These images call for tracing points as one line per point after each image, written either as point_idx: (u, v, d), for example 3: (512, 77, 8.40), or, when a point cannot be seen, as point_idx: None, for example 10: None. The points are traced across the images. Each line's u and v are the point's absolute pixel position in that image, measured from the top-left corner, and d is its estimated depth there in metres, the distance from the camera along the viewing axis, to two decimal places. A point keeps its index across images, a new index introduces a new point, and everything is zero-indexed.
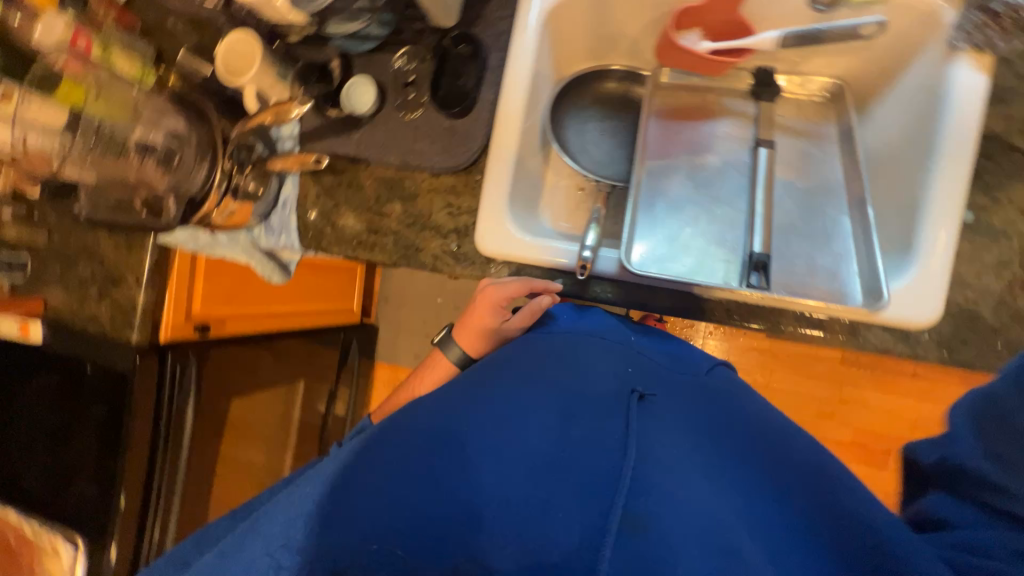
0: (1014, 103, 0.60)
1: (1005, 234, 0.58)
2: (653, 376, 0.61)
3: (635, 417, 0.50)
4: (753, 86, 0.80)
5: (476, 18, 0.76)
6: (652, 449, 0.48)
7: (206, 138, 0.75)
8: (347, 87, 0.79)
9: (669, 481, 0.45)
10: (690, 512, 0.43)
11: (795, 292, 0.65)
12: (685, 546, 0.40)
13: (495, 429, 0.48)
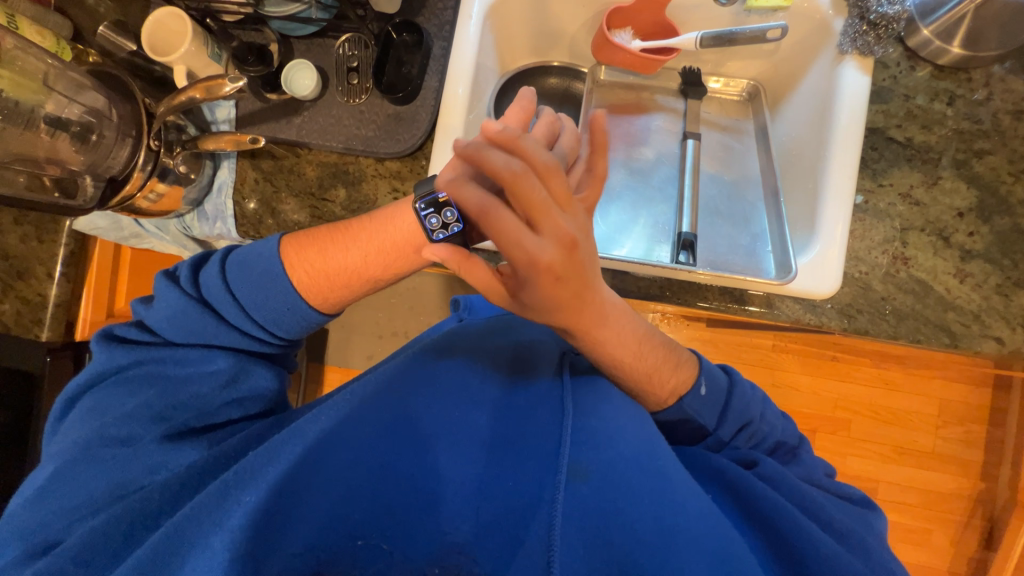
0: (895, 100, 0.68)
1: (888, 215, 0.67)
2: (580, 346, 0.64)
3: (569, 384, 0.55)
4: (683, 84, 0.87)
5: (419, 8, 0.78)
6: (589, 407, 0.52)
7: (131, 115, 0.71)
8: (287, 69, 0.77)
9: (606, 427, 0.50)
10: (626, 446, 0.48)
11: (718, 268, 0.71)
12: (626, 476, 0.46)
13: (443, 410, 0.51)
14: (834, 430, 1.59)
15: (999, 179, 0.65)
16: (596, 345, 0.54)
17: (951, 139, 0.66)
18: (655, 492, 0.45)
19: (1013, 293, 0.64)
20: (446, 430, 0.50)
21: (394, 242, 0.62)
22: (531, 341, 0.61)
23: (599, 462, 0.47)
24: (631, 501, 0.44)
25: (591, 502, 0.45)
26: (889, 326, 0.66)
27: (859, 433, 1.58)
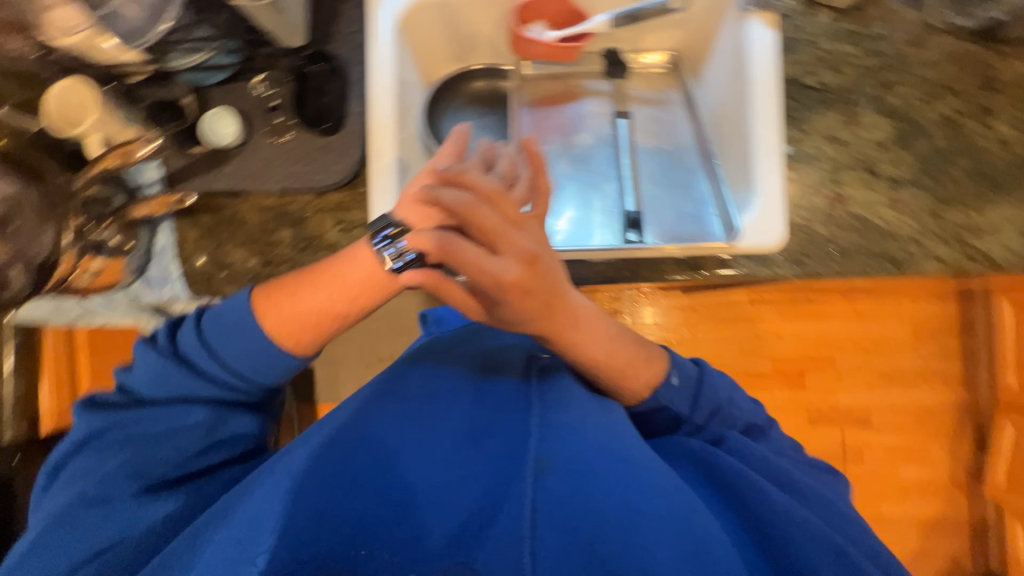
0: (803, 47, 0.70)
1: (817, 158, 0.69)
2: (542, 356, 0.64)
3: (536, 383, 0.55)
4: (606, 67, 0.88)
5: (329, 35, 0.77)
6: (557, 402, 0.53)
7: (46, 196, 0.68)
8: (204, 118, 0.76)
9: (573, 419, 0.51)
10: (593, 435, 0.49)
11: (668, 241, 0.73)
12: (593, 461, 0.46)
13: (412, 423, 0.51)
14: (821, 369, 1.64)
15: (911, 106, 0.68)
16: (569, 348, 0.54)
17: (861, 76, 0.69)
18: (627, 480, 0.45)
19: (945, 213, 0.67)
20: (419, 447, 0.49)
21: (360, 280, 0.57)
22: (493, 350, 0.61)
23: (565, 454, 0.47)
24: (599, 489, 0.45)
25: (561, 491, 0.45)
26: (837, 265, 0.68)
27: (844, 367, 1.64)
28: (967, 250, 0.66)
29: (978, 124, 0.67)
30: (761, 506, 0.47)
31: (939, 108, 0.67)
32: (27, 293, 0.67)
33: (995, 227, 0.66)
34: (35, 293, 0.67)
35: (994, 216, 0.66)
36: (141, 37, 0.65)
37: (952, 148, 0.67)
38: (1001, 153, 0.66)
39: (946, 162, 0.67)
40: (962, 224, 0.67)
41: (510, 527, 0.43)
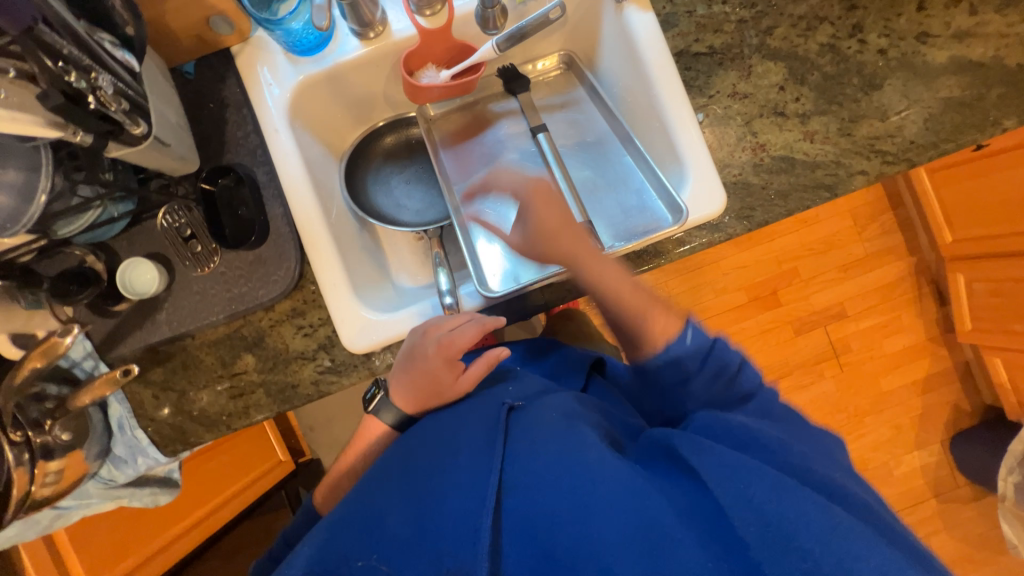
0: (682, 19, 0.72)
1: (729, 117, 0.72)
2: (528, 389, 0.67)
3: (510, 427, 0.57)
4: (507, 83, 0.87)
5: (220, 145, 0.71)
6: (526, 438, 0.53)
7: None
8: (120, 272, 0.68)
9: (529, 444, 0.52)
10: (546, 449, 0.50)
11: (623, 237, 0.75)
12: (542, 473, 0.48)
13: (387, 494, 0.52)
14: (789, 282, 1.73)
15: (794, 44, 0.71)
16: (592, 278, 0.64)
17: (742, 29, 0.72)
18: (571, 463, 0.48)
19: (855, 130, 0.71)
20: (400, 485, 0.53)
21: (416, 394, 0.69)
22: (478, 398, 0.66)
23: (522, 477, 0.49)
24: (551, 497, 0.47)
25: (521, 510, 0.47)
26: (779, 208, 0.71)
27: (808, 273, 1.74)
28: (883, 157, 0.71)
29: (856, 42, 0.71)
30: (726, 462, 0.44)
31: (818, 38, 0.71)
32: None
33: (900, 129, 0.71)
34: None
35: (896, 118, 0.71)
36: (26, 217, 0.56)
37: (841, 70, 0.71)
38: (883, 62, 0.71)
39: (840, 85, 0.71)
40: (872, 135, 0.71)
41: (464, 532, 0.46)
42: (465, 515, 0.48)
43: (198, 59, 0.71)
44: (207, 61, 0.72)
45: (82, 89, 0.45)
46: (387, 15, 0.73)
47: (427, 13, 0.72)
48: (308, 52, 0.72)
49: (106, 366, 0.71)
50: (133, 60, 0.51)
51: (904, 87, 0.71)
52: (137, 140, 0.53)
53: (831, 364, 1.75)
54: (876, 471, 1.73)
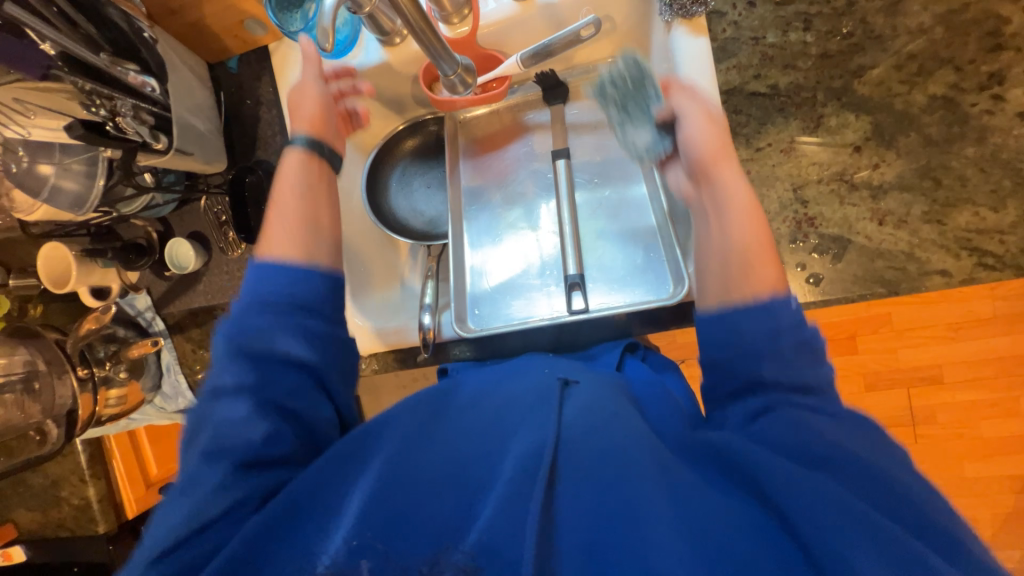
0: (742, 49, 0.59)
1: (776, 178, 0.59)
2: (577, 367, 0.55)
3: (563, 404, 0.45)
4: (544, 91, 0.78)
5: (253, 141, 0.76)
6: (582, 428, 0.42)
7: (52, 354, 0.77)
8: (167, 248, 0.78)
9: (592, 440, 0.41)
10: (613, 447, 0.40)
11: (618, 292, 0.70)
12: (601, 473, 0.39)
13: (409, 446, 0.44)
14: (875, 329, 1.36)
15: (891, 92, 0.55)
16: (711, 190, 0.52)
17: (822, 67, 0.57)
18: (640, 477, 0.38)
19: (946, 217, 0.55)
20: (420, 433, 0.45)
21: (289, 278, 0.51)
22: (523, 368, 0.53)
23: (584, 465, 0.40)
24: (621, 506, 0.37)
25: (583, 511, 0.38)
26: (813, 297, 0.58)
27: (905, 323, 1.34)
28: (980, 258, 0.54)
29: (986, 97, 0.53)
30: (796, 503, 0.34)
31: (929, 87, 0.55)
32: (63, 437, 0.80)
33: (1018, 226, 0.53)
34: (71, 436, 0.80)
35: (1016, 210, 0.53)
36: (84, 204, 0.65)
37: (952, 134, 0.54)
38: (1022, 129, 0.53)
39: (945, 154, 0.55)
40: (971, 227, 0.55)
41: (508, 524, 0.37)
42: (500, 507, 0.38)
43: (240, 55, 0.75)
44: (247, 57, 0.75)
45: (101, 117, 0.53)
46: None
47: (453, 21, 0.66)
48: (336, 55, 0.71)
49: (160, 321, 0.84)
50: (154, 83, 0.57)
51: None
52: (162, 154, 0.59)
53: (901, 433, 1.40)
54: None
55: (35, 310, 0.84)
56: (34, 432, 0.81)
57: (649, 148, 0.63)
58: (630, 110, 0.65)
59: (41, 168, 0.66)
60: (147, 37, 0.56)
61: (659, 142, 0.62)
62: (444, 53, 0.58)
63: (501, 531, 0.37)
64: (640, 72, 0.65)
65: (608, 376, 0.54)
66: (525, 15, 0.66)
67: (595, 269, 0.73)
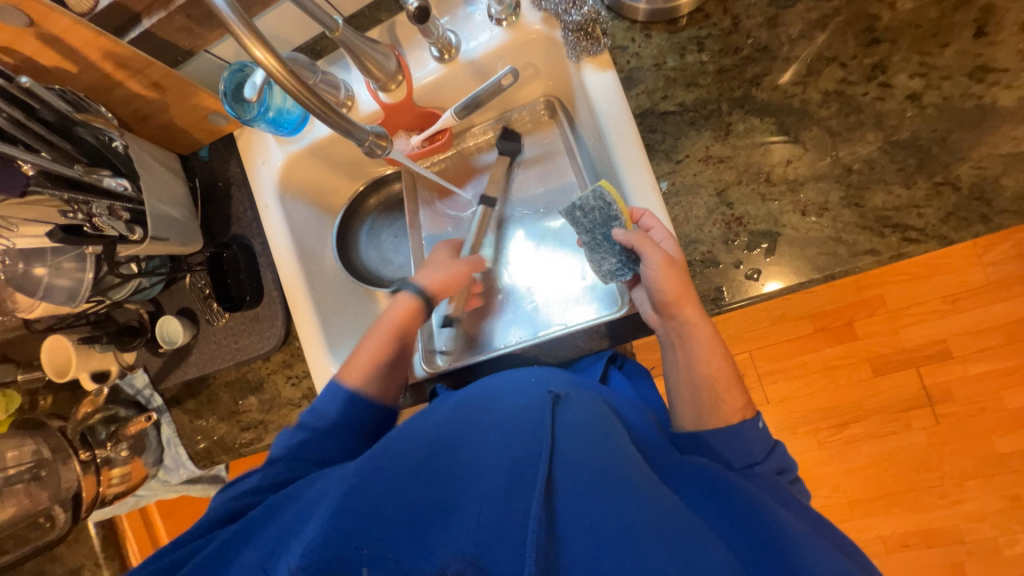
0: (646, 77, 0.64)
1: (699, 185, 0.63)
2: (569, 383, 0.61)
3: (556, 418, 0.51)
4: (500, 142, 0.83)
5: (228, 219, 0.82)
6: (576, 443, 0.49)
7: (56, 441, 0.83)
8: (158, 325, 0.83)
9: (584, 451, 0.48)
10: (602, 457, 0.47)
11: (576, 311, 0.74)
12: (591, 476, 0.44)
13: (411, 456, 0.49)
14: (871, 313, 1.21)
15: (787, 94, 0.60)
16: (684, 361, 0.60)
17: (721, 81, 0.62)
18: (624, 482, 0.44)
19: (865, 199, 0.58)
20: (422, 448, 0.51)
21: (339, 402, 0.63)
22: (515, 381, 0.61)
23: (580, 471, 0.45)
24: (616, 507, 0.42)
25: (583, 511, 0.42)
26: (757, 291, 0.60)
27: (898, 303, 1.18)
28: (904, 234, 0.56)
29: (874, 86, 0.58)
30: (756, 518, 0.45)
31: (821, 85, 0.59)
32: (70, 520, 0.85)
33: (932, 198, 0.56)
34: (76, 517, 0.85)
35: (927, 184, 0.56)
36: (78, 295, 0.72)
37: (852, 124, 0.58)
38: (914, 110, 0.56)
39: (851, 141, 0.58)
40: (888, 206, 0.57)
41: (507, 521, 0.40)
42: (500, 508, 0.41)
43: (210, 144, 0.83)
44: (216, 145, 0.83)
45: (78, 220, 0.60)
46: (352, 90, 0.74)
47: (389, 88, 0.72)
48: (291, 132, 0.78)
49: (158, 395, 0.87)
50: (126, 182, 0.64)
51: (944, 142, 0.56)
52: (139, 243, 0.66)
53: (922, 415, 1.27)
54: (982, 565, 1.28)
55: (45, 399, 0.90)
56: (44, 517, 0.86)
57: (613, 272, 0.64)
58: (599, 241, 0.62)
59: (34, 270, 0.73)
60: (115, 146, 0.64)
61: (621, 269, 0.63)
62: (350, 123, 0.54)
63: (499, 528, 0.40)
64: (604, 201, 0.60)
65: (593, 391, 0.61)
66: (453, 73, 0.73)
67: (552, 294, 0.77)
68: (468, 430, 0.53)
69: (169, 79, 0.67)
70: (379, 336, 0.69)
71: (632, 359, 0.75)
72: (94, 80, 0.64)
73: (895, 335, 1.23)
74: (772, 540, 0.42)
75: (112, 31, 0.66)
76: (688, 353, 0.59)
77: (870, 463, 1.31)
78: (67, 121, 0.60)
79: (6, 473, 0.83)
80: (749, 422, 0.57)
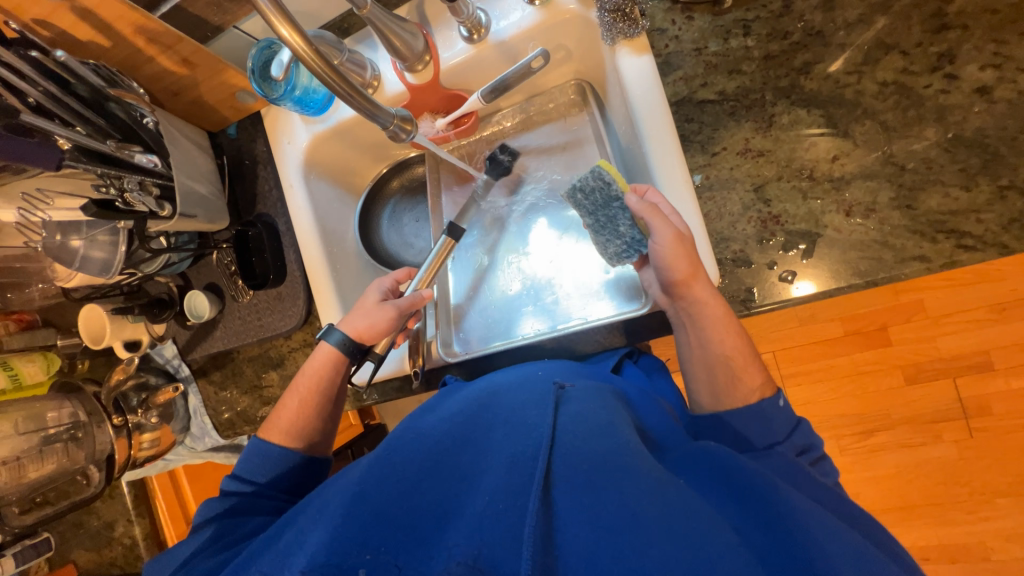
0: (684, 62, 0.61)
1: (736, 180, 0.59)
2: (577, 375, 0.60)
3: (557, 408, 0.50)
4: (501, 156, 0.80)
5: (254, 197, 0.83)
6: (578, 433, 0.47)
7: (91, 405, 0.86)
8: (186, 299, 0.85)
9: (585, 441, 0.46)
10: (604, 446, 0.46)
11: (598, 304, 0.73)
12: (591, 468, 0.43)
13: (416, 453, 0.50)
14: (907, 319, 1.18)
15: (840, 84, 0.56)
16: (699, 342, 0.57)
17: (766, 69, 0.58)
18: (627, 470, 0.43)
19: (919, 200, 0.54)
20: (428, 444, 0.51)
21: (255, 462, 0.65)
22: (521, 375, 0.60)
23: (580, 464, 0.44)
24: (617, 499, 0.41)
25: (582, 504, 0.41)
26: (792, 294, 0.57)
27: (939, 309, 1.17)
28: (959, 240, 0.52)
29: (939, 78, 0.53)
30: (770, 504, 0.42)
31: (878, 75, 0.55)
32: (105, 480, 0.89)
33: (994, 203, 0.51)
34: (110, 478, 0.89)
35: (990, 187, 0.52)
36: (112, 266, 0.74)
37: (909, 118, 0.54)
38: (982, 105, 0.52)
39: (907, 138, 0.54)
40: (944, 209, 0.53)
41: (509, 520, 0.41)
42: (499, 501, 0.42)
43: (238, 122, 0.83)
44: (244, 123, 0.83)
45: (111, 196, 0.62)
46: (378, 69, 0.73)
47: (417, 69, 0.70)
48: (317, 112, 0.77)
49: (186, 365, 0.91)
50: (156, 158, 0.64)
51: (1013, 142, 0.51)
52: (168, 219, 0.67)
53: (956, 427, 1.18)
54: None
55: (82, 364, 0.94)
56: (81, 475, 0.91)
57: (619, 254, 0.63)
58: (602, 223, 0.62)
59: (71, 242, 0.75)
60: (145, 122, 0.64)
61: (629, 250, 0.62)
62: (374, 105, 0.54)
63: (497, 532, 0.41)
64: (603, 181, 0.60)
65: (604, 382, 0.59)
66: (481, 54, 0.70)
67: (574, 286, 0.75)
68: (473, 423, 0.53)
69: (198, 55, 0.67)
70: (293, 389, 0.69)
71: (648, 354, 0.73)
72: (126, 55, 0.64)
73: (936, 345, 1.18)
74: (788, 531, 0.39)
75: (145, 5, 0.66)
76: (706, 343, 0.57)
77: (898, 473, 1.20)
78: (101, 97, 0.59)
79: (46, 432, 0.87)
80: (768, 401, 0.54)
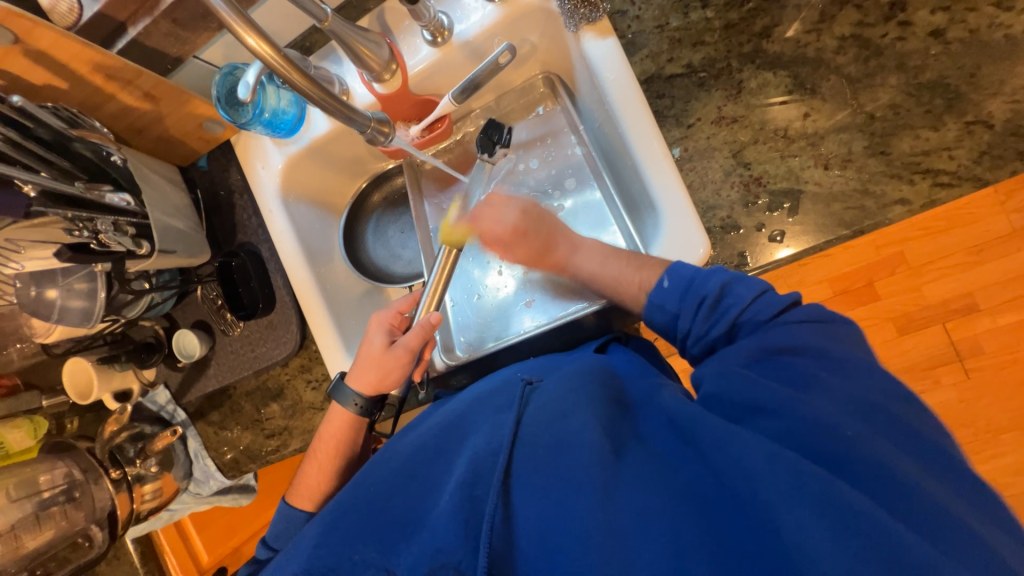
0: (648, 42, 0.62)
1: (713, 147, 0.60)
2: (555, 366, 0.58)
3: (524, 404, 0.49)
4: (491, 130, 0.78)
5: (234, 227, 0.81)
6: (542, 424, 0.46)
7: (87, 462, 0.83)
8: (174, 339, 0.82)
9: (547, 432, 0.45)
10: (562, 432, 0.44)
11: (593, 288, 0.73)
12: (546, 459, 0.43)
13: (391, 472, 0.50)
14: (891, 272, 1.10)
15: (800, 43, 0.57)
16: None
17: (728, 38, 0.59)
18: (587, 455, 0.42)
19: (890, 146, 0.55)
20: (405, 461, 0.51)
21: (277, 529, 0.63)
22: (499, 378, 0.59)
23: (540, 455, 0.43)
24: (575, 491, 0.40)
25: (543, 495, 0.41)
26: (783, 251, 0.58)
27: (922, 258, 1.07)
28: (935, 178, 0.54)
29: (893, 26, 0.55)
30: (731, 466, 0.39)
31: (836, 30, 0.56)
32: (109, 538, 0.86)
33: (964, 138, 0.53)
34: (114, 535, 0.86)
35: (957, 124, 0.53)
36: (93, 314, 0.71)
37: (871, 69, 0.56)
38: (938, 47, 0.54)
39: (869, 88, 0.56)
40: (917, 150, 0.54)
41: (470, 519, 0.41)
42: (465, 504, 0.42)
43: (208, 153, 0.81)
44: (214, 154, 0.81)
45: (85, 238, 0.60)
46: (346, 83, 0.72)
47: (384, 78, 0.69)
48: (288, 133, 0.76)
49: (181, 410, 0.87)
50: (128, 197, 0.63)
51: (973, 78, 0.53)
52: (146, 256, 0.66)
53: (953, 371, 1.18)
54: None
55: (73, 422, 0.90)
56: (83, 537, 0.87)
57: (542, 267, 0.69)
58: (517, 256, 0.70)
59: (48, 293, 0.73)
60: (113, 158, 0.63)
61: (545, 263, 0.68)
62: (351, 109, 0.54)
63: (464, 537, 0.41)
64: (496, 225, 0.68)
65: (586, 359, 0.57)
66: (447, 57, 0.70)
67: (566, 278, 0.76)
68: (454, 436, 0.52)
69: (161, 87, 0.65)
70: (320, 448, 0.68)
71: (638, 337, 0.70)
72: (86, 94, 0.63)
73: (921, 292, 1.13)
74: (750, 496, 0.37)
75: (99, 43, 0.65)
76: (662, 309, 0.55)
77: None
78: (64, 138, 0.60)
79: (42, 496, 0.85)
80: (763, 309, 0.50)
